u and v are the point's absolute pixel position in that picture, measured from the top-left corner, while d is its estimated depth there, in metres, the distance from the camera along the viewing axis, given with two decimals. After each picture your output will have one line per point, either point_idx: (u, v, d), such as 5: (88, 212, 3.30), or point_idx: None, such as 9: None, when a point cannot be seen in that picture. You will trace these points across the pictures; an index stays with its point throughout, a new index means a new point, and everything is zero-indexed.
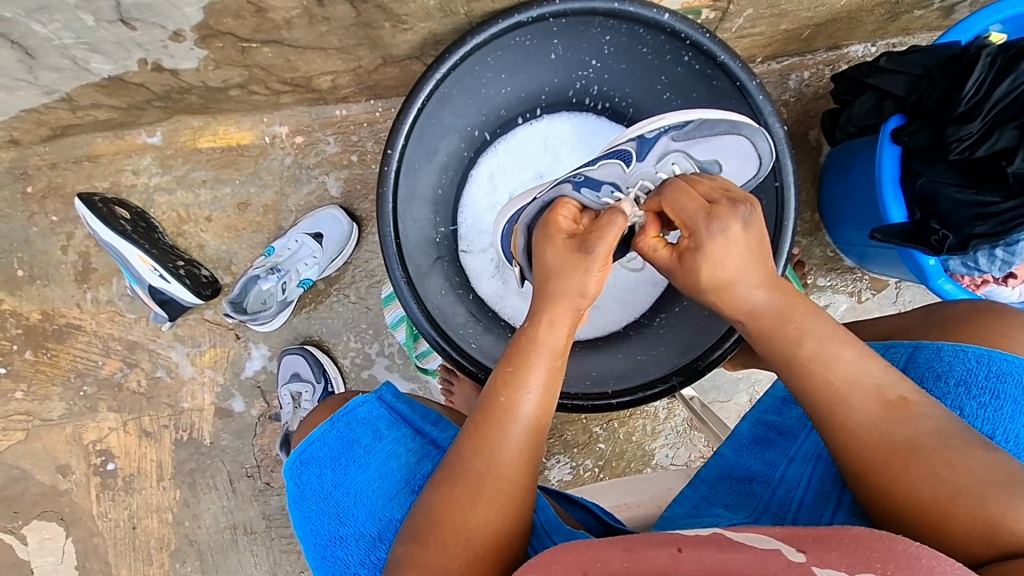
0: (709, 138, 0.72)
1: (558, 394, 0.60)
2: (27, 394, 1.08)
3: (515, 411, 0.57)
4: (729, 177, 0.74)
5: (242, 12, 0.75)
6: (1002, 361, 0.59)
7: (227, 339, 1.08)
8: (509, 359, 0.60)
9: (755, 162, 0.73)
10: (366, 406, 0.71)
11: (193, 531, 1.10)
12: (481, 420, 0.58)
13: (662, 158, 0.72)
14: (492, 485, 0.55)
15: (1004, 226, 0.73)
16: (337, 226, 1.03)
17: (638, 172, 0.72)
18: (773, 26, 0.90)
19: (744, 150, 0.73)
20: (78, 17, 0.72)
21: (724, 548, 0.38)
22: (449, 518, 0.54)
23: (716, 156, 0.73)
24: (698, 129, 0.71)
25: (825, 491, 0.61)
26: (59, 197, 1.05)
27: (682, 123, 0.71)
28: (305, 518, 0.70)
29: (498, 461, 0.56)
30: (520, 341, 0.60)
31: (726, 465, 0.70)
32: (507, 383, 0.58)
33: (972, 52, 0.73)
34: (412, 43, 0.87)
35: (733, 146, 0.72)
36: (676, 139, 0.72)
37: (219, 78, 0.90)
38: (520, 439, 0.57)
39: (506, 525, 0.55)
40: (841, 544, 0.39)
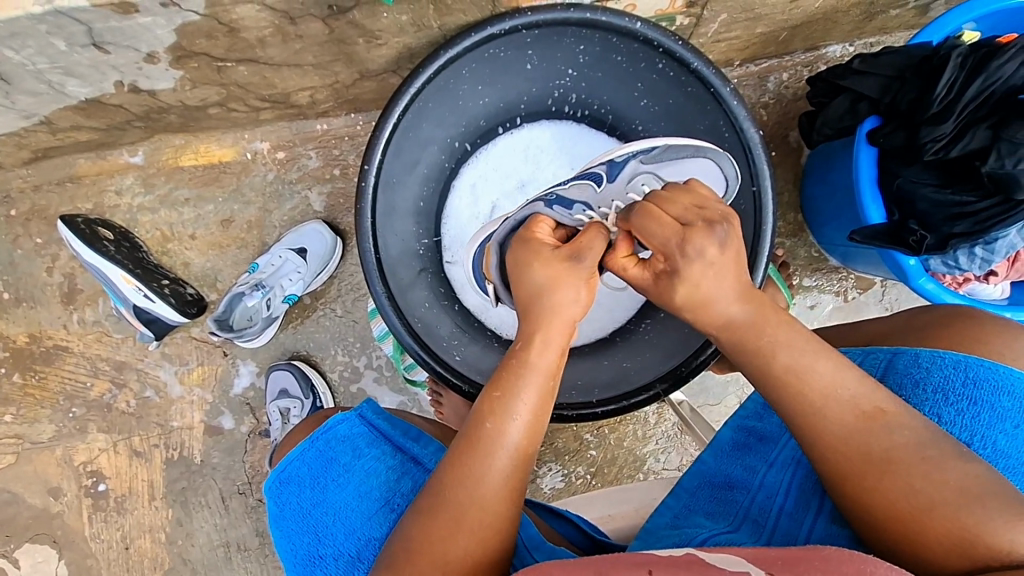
0: (677, 159, 0.73)
1: (545, 422, 0.60)
2: (16, 417, 1.07)
3: (501, 439, 0.57)
4: None
5: (214, 33, 0.75)
6: (979, 367, 0.59)
7: (215, 356, 1.08)
8: (497, 384, 0.59)
9: (723, 184, 0.74)
10: (345, 424, 0.71)
11: (186, 550, 1.10)
12: (466, 446, 0.58)
13: (631, 180, 0.73)
14: (473, 514, 0.55)
15: (981, 226, 0.73)
16: (321, 241, 1.03)
17: (610, 192, 0.72)
18: (748, 30, 0.90)
19: (710, 173, 0.74)
20: (50, 42, 0.72)
21: (694, 573, 0.38)
22: (430, 549, 0.54)
23: (684, 177, 0.75)
24: (664, 153, 0.72)
25: (806, 497, 0.61)
26: (42, 219, 1.05)
27: (650, 147, 0.71)
28: (285, 539, 0.70)
29: (480, 490, 0.56)
30: (511, 363, 0.60)
31: (707, 472, 0.70)
32: (494, 410, 0.58)
33: (942, 53, 0.73)
34: (388, 58, 0.87)
35: (699, 168, 0.74)
36: (645, 162, 0.72)
37: (197, 97, 0.90)
38: (504, 468, 0.57)
39: (485, 558, 0.55)
40: (809, 566, 0.39)
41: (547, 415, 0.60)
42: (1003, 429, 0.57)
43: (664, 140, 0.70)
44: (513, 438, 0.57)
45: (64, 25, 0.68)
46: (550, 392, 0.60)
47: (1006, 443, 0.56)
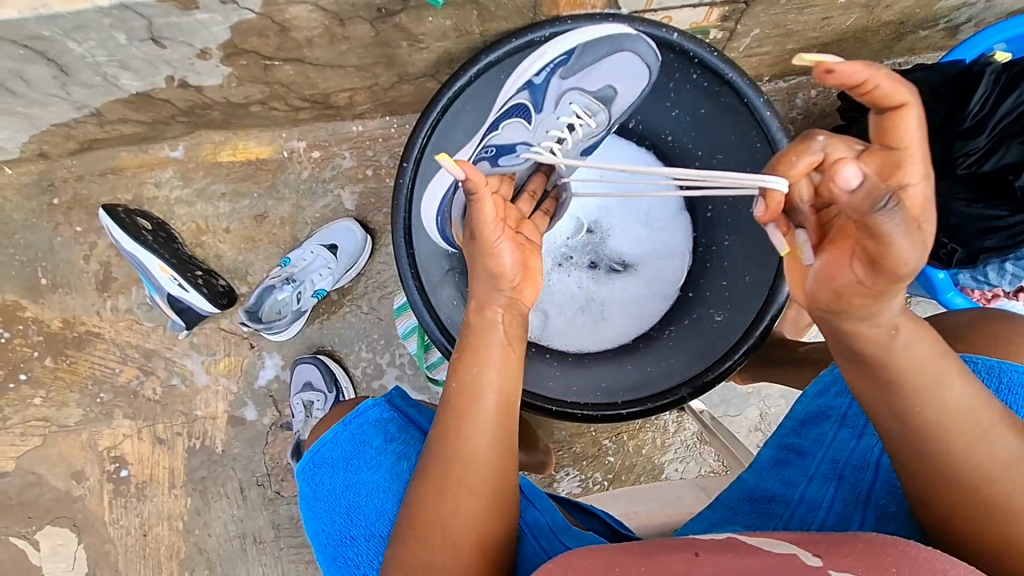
0: (592, 62, 0.78)
1: (519, 373, 0.62)
2: (46, 400, 1.10)
3: (472, 392, 0.59)
4: (625, 98, 0.81)
5: (266, 31, 0.78)
6: (1013, 373, 0.59)
7: (241, 348, 1.10)
8: (462, 347, 0.62)
9: (645, 75, 0.79)
10: (376, 410, 0.72)
11: (202, 539, 1.11)
12: (443, 410, 0.60)
13: (560, 102, 0.79)
14: (459, 470, 0.57)
15: (1013, 241, 0.73)
16: (351, 237, 1.05)
17: (542, 122, 0.79)
18: (779, 46, 0.92)
19: (629, 69, 0.79)
20: (111, 36, 0.75)
21: (741, 553, 0.39)
22: (428, 513, 0.56)
23: (609, 80, 0.80)
24: (580, 58, 0.77)
25: (848, 511, 0.62)
26: (83, 208, 1.08)
27: (566, 57, 0.76)
28: (316, 519, 0.70)
29: (463, 446, 0.58)
30: (472, 329, 0.63)
31: (747, 488, 0.69)
32: (459, 369, 0.60)
33: (975, 69, 0.74)
34: (428, 62, 0.90)
35: (607, 69, 0.78)
36: (565, 78, 0.79)
37: (241, 94, 0.94)
38: (483, 420, 0.59)
39: (484, 507, 0.56)
40: (854, 549, 0.40)
41: (519, 367, 0.63)
42: None
43: (573, 42, 0.75)
44: (486, 389, 0.59)
45: (127, 19, 0.72)
46: (510, 344, 0.62)
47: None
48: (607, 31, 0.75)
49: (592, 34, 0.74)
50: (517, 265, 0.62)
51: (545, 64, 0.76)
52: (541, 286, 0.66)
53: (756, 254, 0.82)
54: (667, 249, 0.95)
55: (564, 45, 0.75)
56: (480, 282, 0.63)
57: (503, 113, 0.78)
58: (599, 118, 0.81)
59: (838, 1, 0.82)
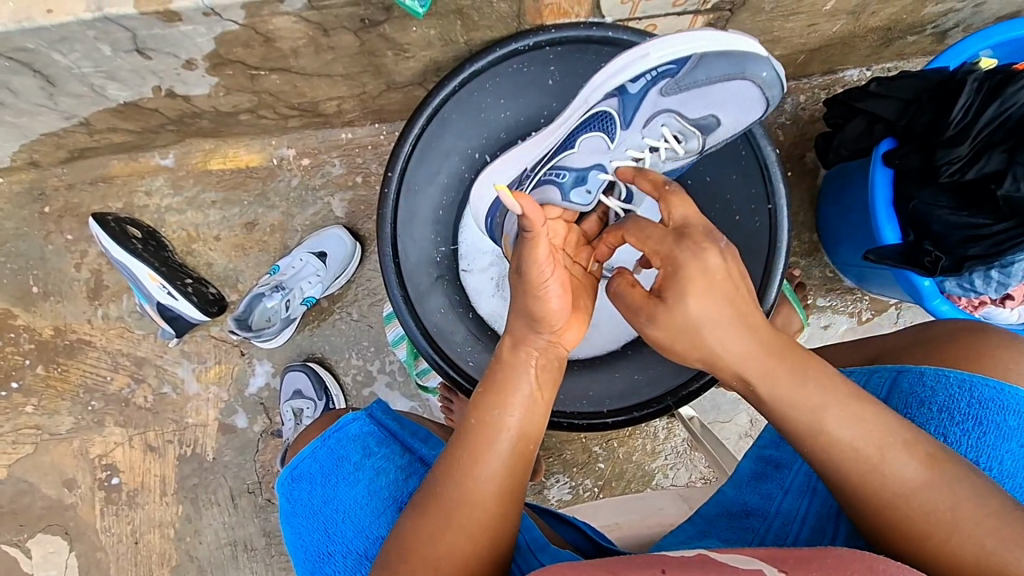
0: (705, 82, 0.74)
1: (541, 417, 0.61)
2: (37, 408, 1.10)
3: (492, 433, 0.59)
4: (730, 126, 0.77)
5: (251, 42, 0.78)
6: (983, 387, 0.62)
7: (232, 355, 1.10)
8: (487, 383, 0.61)
9: (759, 104, 0.75)
10: (356, 423, 0.72)
11: (194, 547, 1.11)
12: (459, 446, 0.59)
13: (651, 121, 0.77)
14: (462, 513, 0.57)
15: (998, 248, 0.74)
16: (340, 245, 1.06)
17: (623, 140, 0.77)
18: (766, 52, 0.92)
19: (747, 96, 0.74)
20: (96, 47, 0.75)
21: (707, 569, 0.39)
22: (421, 547, 0.56)
23: (712, 108, 0.76)
24: (689, 72, 0.73)
25: (822, 524, 0.62)
26: (74, 217, 1.08)
27: (674, 69, 0.73)
28: (295, 534, 0.70)
29: (474, 489, 0.57)
30: (501, 366, 0.62)
31: (726, 501, 0.70)
32: (481, 408, 0.60)
33: (959, 77, 0.74)
34: (414, 70, 0.90)
35: (721, 92, 0.74)
36: (665, 94, 0.75)
37: (229, 103, 0.94)
38: (497, 464, 0.58)
39: (481, 551, 0.57)
40: (822, 565, 0.40)
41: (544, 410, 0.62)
42: (1010, 448, 0.61)
43: (695, 50, 0.71)
44: (506, 434, 0.59)
45: (111, 31, 0.72)
46: (538, 387, 0.61)
47: (1010, 463, 0.60)
48: (731, 46, 0.71)
49: (709, 44, 0.71)
50: (564, 308, 0.60)
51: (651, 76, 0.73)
52: (584, 325, 0.64)
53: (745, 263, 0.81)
54: None
55: (673, 49, 0.70)
56: (519, 314, 0.62)
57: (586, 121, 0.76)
58: (689, 144, 0.78)
59: (823, 8, 0.82)
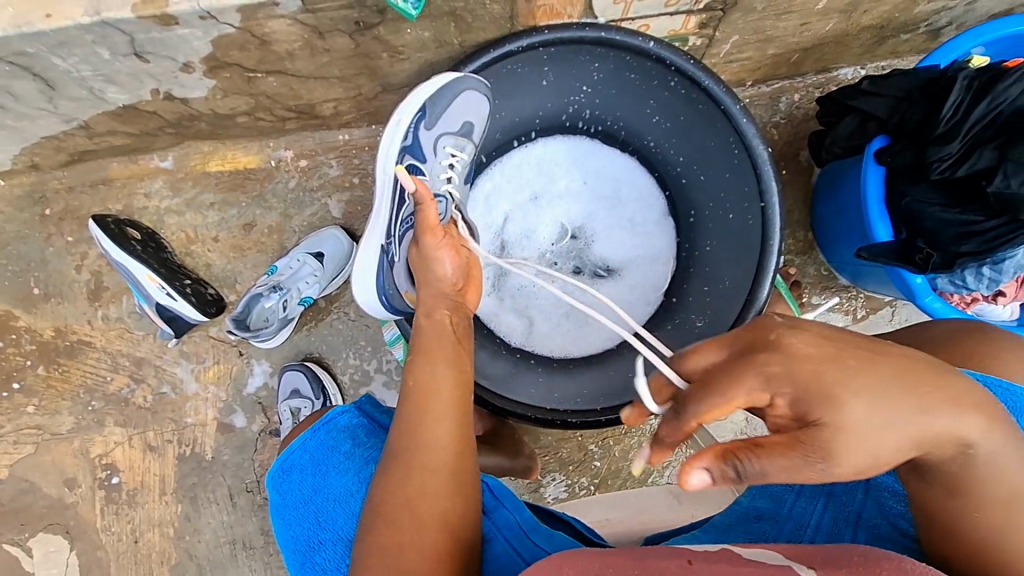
0: (446, 109, 0.81)
1: (471, 368, 0.66)
2: (38, 408, 1.11)
3: (428, 388, 0.63)
4: (484, 121, 0.84)
5: (247, 45, 0.79)
6: (996, 390, 0.62)
7: (231, 355, 1.11)
8: (414, 350, 0.66)
9: (484, 103, 0.82)
10: (345, 415, 0.73)
11: (193, 545, 1.12)
12: (401, 408, 0.63)
13: (436, 149, 0.83)
14: (420, 459, 0.60)
15: (989, 245, 0.74)
16: (338, 246, 1.07)
17: (432, 171, 0.83)
18: (759, 51, 0.93)
19: (474, 100, 0.81)
20: (94, 51, 0.76)
21: (738, 565, 0.39)
22: (394, 504, 0.58)
23: (464, 118, 0.82)
24: (433, 108, 0.81)
25: (838, 529, 0.63)
26: (75, 219, 1.09)
27: (420, 113, 0.81)
28: (286, 525, 0.71)
29: (424, 439, 0.61)
30: (423, 332, 0.67)
31: (740, 509, 0.68)
32: (411, 370, 0.64)
33: (950, 75, 0.75)
34: (409, 72, 0.91)
35: (462, 105, 0.81)
36: (428, 127, 0.82)
37: (227, 106, 0.95)
38: (439, 412, 0.62)
39: (449, 491, 0.60)
40: (850, 563, 0.40)
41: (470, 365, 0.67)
42: None
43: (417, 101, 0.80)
44: (439, 385, 0.63)
45: (109, 35, 0.73)
46: (460, 341, 0.67)
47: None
48: (435, 80, 0.79)
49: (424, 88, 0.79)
50: (455, 274, 0.70)
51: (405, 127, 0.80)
52: (482, 291, 0.74)
53: (738, 259, 0.84)
54: (651, 253, 0.96)
55: (413, 105, 0.80)
56: (425, 291, 0.70)
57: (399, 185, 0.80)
58: (469, 150, 0.86)
59: (814, 7, 0.83)
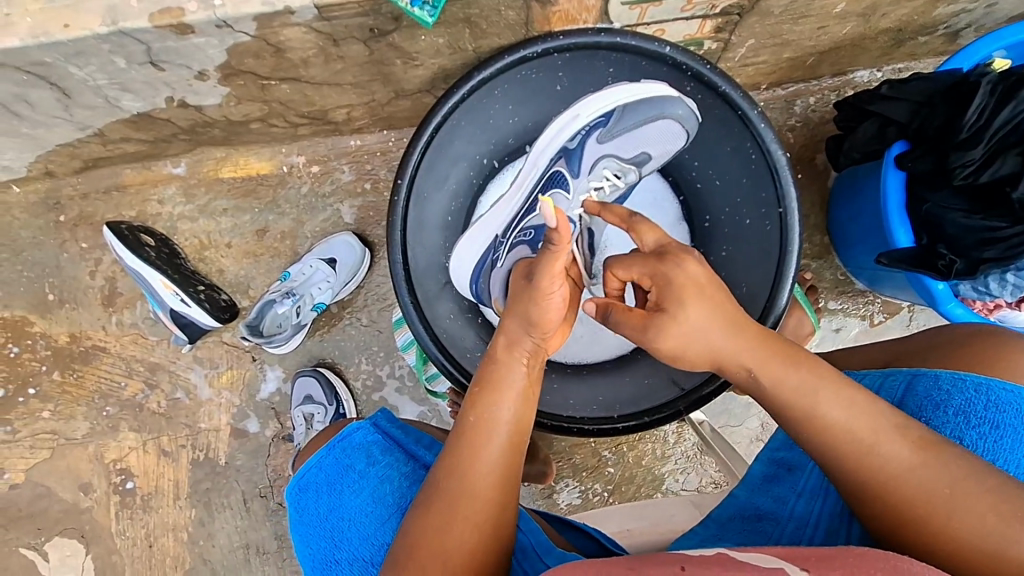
0: (632, 127, 0.76)
1: (532, 412, 0.64)
2: (54, 414, 1.11)
3: (488, 429, 0.60)
4: (660, 155, 0.80)
5: (261, 52, 0.79)
6: (1000, 391, 0.61)
7: (244, 361, 1.11)
8: (479, 381, 0.63)
9: (681, 137, 0.78)
10: (360, 432, 0.73)
11: (207, 550, 1.12)
12: (455, 443, 0.61)
13: (594, 168, 0.78)
14: (467, 504, 0.57)
15: (1012, 251, 0.73)
16: (350, 252, 1.06)
17: (578, 189, 0.78)
18: (775, 55, 0.92)
19: (669, 130, 0.77)
20: (111, 60, 0.76)
21: (729, 568, 0.38)
22: (429, 544, 0.56)
23: (642, 146, 0.78)
24: (619, 120, 0.76)
25: (835, 526, 0.61)
26: (89, 225, 1.10)
27: (604, 119, 0.75)
28: (303, 542, 0.71)
29: (473, 481, 0.58)
30: (494, 365, 0.64)
31: (739, 504, 0.70)
32: (476, 403, 0.62)
33: (972, 80, 0.73)
34: (423, 78, 0.90)
35: (658, 128, 0.76)
36: (602, 139, 0.77)
37: (240, 112, 0.95)
38: (494, 454, 0.60)
39: (486, 542, 0.57)
40: (844, 563, 0.39)
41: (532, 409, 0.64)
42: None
43: (617, 104, 0.74)
44: (500, 427, 0.61)
45: (125, 44, 0.73)
46: (530, 382, 0.64)
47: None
48: (647, 92, 0.74)
49: (631, 95, 0.74)
50: (561, 318, 0.65)
51: (581, 128, 0.75)
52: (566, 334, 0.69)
53: (754, 266, 0.83)
54: None
55: (600, 107, 0.74)
56: (516, 318, 0.64)
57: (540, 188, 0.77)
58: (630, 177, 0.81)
59: (833, 10, 0.82)
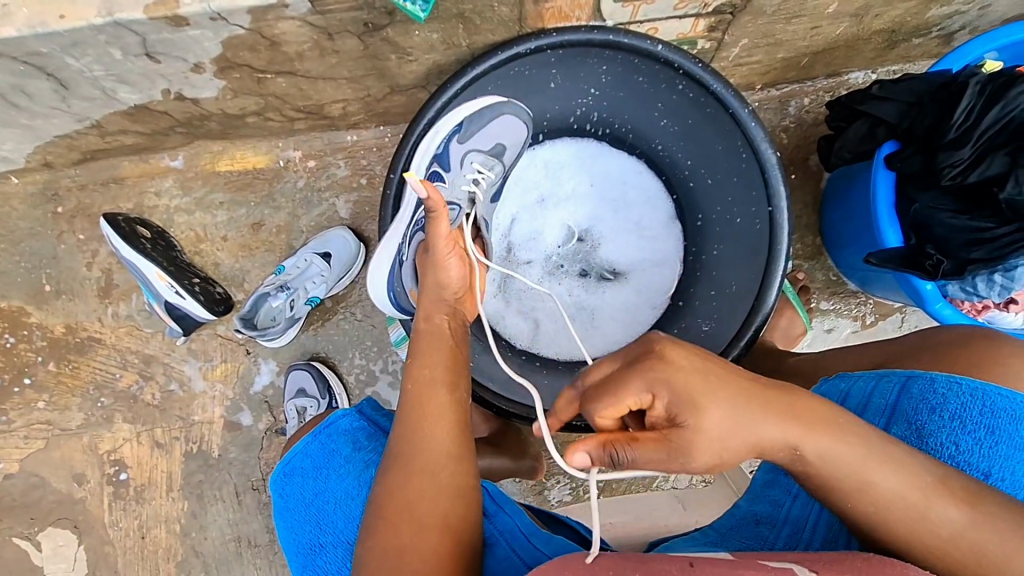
0: (482, 129, 0.80)
1: (469, 372, 0.65)
2: (49, 404, 1.12)
3: (430, 389, 0.62)
4: (512, 147, 0.86)
5: (257, 46, 0.79)
6: (997, 397, 0.62)
7: (238, 354, 1.12)
8: (413, 352, 0.65)
9: (524, 128, 0.84)
10: (347, 419, 0.74)
11: (199, 542, 1.13)
12: (401, 412, 0.62)
13: (464, 162, 0.82)
14: (422, 461, 0.59)
15: (1000, 252, 0.73)
16: (345, 246, 1.07)
17: (455, 182, 0.82)
18: (769, 55, 0.92)
19: (510, 125, 0.83)
20: (107, 51, 0.77)
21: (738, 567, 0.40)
22: (400, 502, 0.58)
23: (497, 139, 0.83)
24: (470, 124, 0.79)
25: (832, 533, 0.61)
26: (86, 217, 1.10)
27: (457, 126, 0.78)
28: (289, 528, 0.72)
29: (423, 442, 0.60)
30: (422, 334, 0.66)
31: (739, 512, 0.70)
32: (411, 372, 0.63)
33: (961, 80, 0.74)
34: (417, 74, 0.91)
35: (502, 124, 0.82)
36: (461, 140, 0.80)
37: (237, 106, 0.96)
38: (438, 417, 0.61)
39: (450, 493, 0.59)
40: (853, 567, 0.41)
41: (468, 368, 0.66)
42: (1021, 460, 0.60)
43: (460, 113, 0.77)
44: (440, 391, 0.62)
45: (122, 35, 0.74)
46: (457, 344, 0.66)
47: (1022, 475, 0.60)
48: (479, 101, 0.78)
49: (466, 108, 0.77)
50: (463, 279, 0.70)
51: (443, 136, 0.77)
52: (477, 300, 0.75)
53: (743, 263, 0.83)
54: (658, 257, 0.95)
55: (452, 121, 0.77)
56: (429, 293, 0.69)
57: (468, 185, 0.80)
58: (498, 170, 0.85)
59: (825, 10, 0.82)
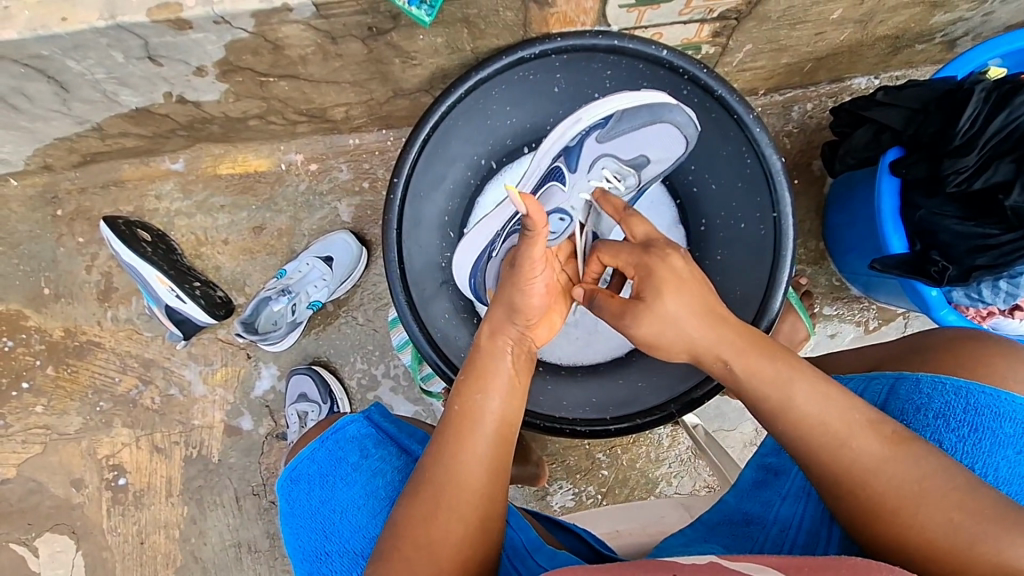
0: (631, 130, 0.75)
1: (521, 406, 0.63)
2: (47, 408, 1.11)
3: (473, 418, 0.60)
4: (659, 161, 0.78)
5: (260, 49, 0.79)
6: (980, 395, 0.62)
7: (238, 358, 1.11)
8: (466, 372, 0.64)
9: (681, 142, 0.77)
10: (354, 425, 0.73)
11: (198, 547, 1.12)
12: (443, 433, 0.61)
13: (593, 166, 0.77)
14: (452, 495, 0.57)
15: (1006, 258, 0.73)
16: (347, 250, 1.06)
17: (575, 185, 0.77)
18: (773, 60, 0.92)
19: (667, 135, 0.76)
20: (109, 54, 0.76)
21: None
22: (416, 533, 0.56)
23: (642, 149, 0.77)
24: (618, 123, 0.75)
25: (817, 529, 0.62)
26: (86, 220, 1.10)
27: (603, 121, 0.75)
28: (293, 534, 0.71)
29: (460, 471, 0.58)
30: (481, 354, 0.65)
31: (727, 510, 0.69)
32: (462, 393, 0.62)
33: (966, 88, 0.74)
34: (421, 78, 0.91)
35: (658, 132, 0.76)
36: (602, 139, 0.76)
37: (239, 109, 0.95)
38: (482, 444, 0.60)
39: (471, 534, 0.57)
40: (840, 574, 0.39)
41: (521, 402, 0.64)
42: (1006, 455, 0.60)
43: (614, 108, 0.75)
44: (488, 418, 0.61)
45: (124, 38, 0.73)
46: (516, 373, 0.64)
47: (1008, 469, 0.60)
48: (646, 99, 0.75)
49: (631, 100, 0.75)
50: (543, 305, 0.66)
51: (583, 129, 0.76)
52: (555, 326, 0.70)
53: (749, 268, 0.83)
54: None
55: (599, 111, 0.75)
56: (500, 308, 0.66)
57: (542, 182, 0.78)
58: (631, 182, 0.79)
59: (830, 16, 0.82)
